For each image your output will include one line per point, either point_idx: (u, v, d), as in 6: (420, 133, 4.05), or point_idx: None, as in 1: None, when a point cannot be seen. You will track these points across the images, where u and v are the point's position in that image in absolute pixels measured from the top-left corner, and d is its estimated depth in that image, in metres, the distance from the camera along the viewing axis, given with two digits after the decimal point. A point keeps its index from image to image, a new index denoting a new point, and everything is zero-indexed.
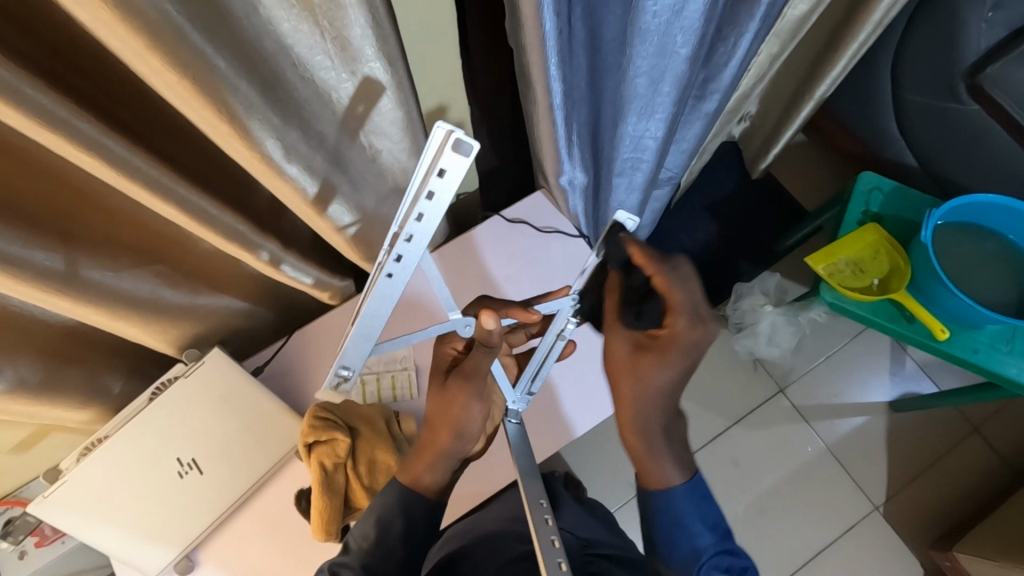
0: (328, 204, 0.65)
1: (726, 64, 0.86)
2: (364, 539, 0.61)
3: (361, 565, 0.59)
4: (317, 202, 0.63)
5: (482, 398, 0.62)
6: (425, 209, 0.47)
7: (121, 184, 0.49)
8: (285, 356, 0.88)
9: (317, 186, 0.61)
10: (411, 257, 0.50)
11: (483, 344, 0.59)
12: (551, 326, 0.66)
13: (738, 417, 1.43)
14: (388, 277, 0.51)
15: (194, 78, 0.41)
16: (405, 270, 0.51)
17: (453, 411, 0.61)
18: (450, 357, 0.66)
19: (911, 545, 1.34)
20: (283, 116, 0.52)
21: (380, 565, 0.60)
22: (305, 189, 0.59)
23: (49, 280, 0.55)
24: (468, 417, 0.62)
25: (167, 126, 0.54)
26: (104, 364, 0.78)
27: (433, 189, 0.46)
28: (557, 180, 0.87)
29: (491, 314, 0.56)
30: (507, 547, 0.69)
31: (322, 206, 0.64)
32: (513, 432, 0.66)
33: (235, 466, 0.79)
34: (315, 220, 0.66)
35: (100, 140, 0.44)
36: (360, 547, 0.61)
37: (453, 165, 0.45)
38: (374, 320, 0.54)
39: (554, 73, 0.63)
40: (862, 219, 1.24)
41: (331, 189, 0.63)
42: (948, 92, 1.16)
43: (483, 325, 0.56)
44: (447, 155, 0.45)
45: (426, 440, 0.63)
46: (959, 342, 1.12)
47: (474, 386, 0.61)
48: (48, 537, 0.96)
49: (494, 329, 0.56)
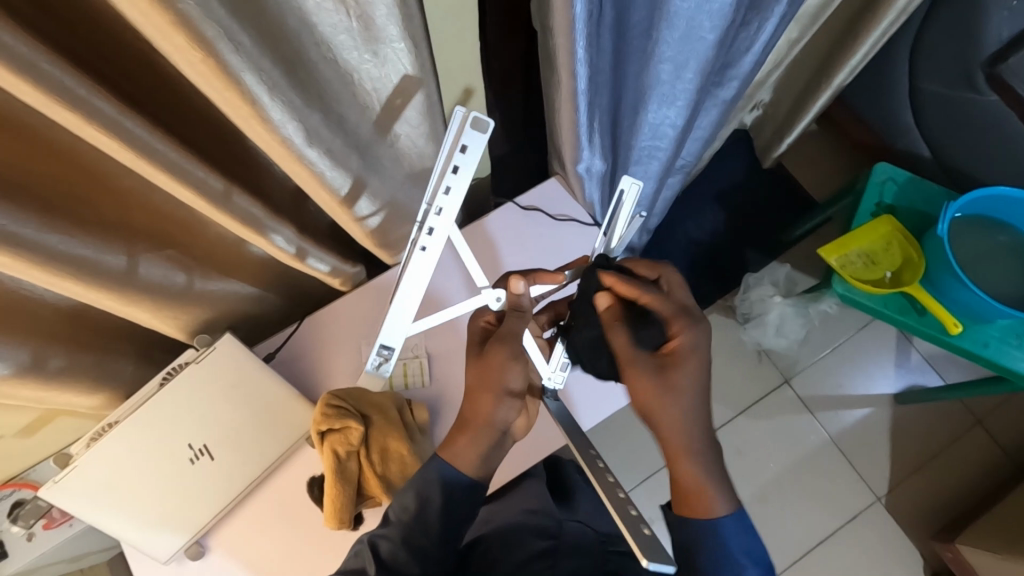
0: (356, 200, 0.65)
1: (748, 49, 0.85)
2: (402, 512, 0.61)
3: (402, 537, 0.60)
4: (346, 199, 0.64)
5: (520, 359, 0.61)
6: (449, 182, 0.56)
7: (138, 167, 0.47)
8: (295, 343, 0.87)
9: (350, 185, 0.62)
10: (442, 230, 0.58)
11: (516, 309, 0.65)
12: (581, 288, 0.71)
13: (743, 406, 1.43)
14: (423, 249, 0.58)
15: (216, 59, 0.40)
16: (437, 242, 0.58)
17: (494, 373, 0.60)
18: (482, 327, 0.66)
19: (915, 537, 1.34)
20: (305, 99, 0.50)
21: (418, 539, 0.60)
22: (337, 187, 0.61)
23: (61, 263, 0.53)
24: (507, 379, 0.60)
25: (183, 107, 0.52)
26: (115, 347, 0.77)
27: (458, 164, 0.55)
28: (575, 168, 0.83)
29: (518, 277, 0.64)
30: (528, 542, 0.69)
31: (349, 203, 0.65)
32: (555, 407, 0.68)
33: (245, 454, 0.79)
34: (340, 214, 0.66)
35: (117, 120, 0.42)
36: (398, 520, 0.61)
37: (468, 142, 0.55)
38: (411, 292, 0.60)
39: (580, 57, 0.61)
40: (876, 210, 1.23)
41: (362, 186, 0.64)
42: (966, 81, 1.14)
43: (513, 290, 0.65)
44: (462, 133, 0.54)
45: (467, 410, 0.62)
46: (970, 336, 1.12)
47: (512, 347, 0.61)
48: (56, 519, 0.95)
49: (523, 292, 0.65)
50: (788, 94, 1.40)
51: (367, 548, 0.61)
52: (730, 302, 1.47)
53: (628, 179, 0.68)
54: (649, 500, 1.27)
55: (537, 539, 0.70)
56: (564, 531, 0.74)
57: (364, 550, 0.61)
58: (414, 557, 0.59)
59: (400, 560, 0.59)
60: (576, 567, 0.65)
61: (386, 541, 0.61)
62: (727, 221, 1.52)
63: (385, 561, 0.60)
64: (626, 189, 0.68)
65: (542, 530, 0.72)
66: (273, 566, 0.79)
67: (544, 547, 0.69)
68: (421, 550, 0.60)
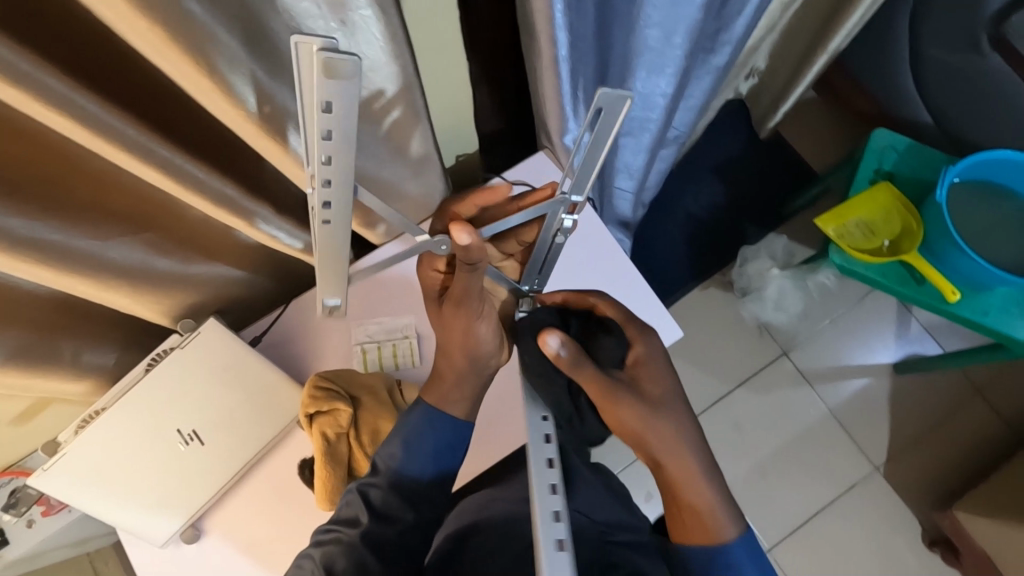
0: (287, 138, 0.53)
1: (740, 13, 0.84)
2: (390, 459, 0.64)
3: (389, 483, 0.64)
4: (277, 135, 0.52)
5: (484, 316, 0.63)
6: (330, 151, 0.38)
7: (96, 146, 0.45)
8: (283, 326, 0.86)
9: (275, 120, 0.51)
10: (342, 202, 0.43)
11: (466, 262, 0.57)
12: (546, 226, 0.60)
13: (741, 379, 1.43)
14: (327, 224, 0.46)
15: (168, 29, 0.37)
16: (341, 214, 0.45)
17: (462, 330, 0.63)
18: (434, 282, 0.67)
19: (914, 506, 1.35)
20: (271, 72, 0.47)
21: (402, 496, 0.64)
22: (279, 137, 0.53)
23: (27, 249, 0.52)
24: (478, 337, 0.64)
25: (142, 83, 0.50)
26: (96, 335, 0.76)
27: (330, 129, 0.36)
28: (562, 141, 0.79)
29: (463, 228, 0.53)
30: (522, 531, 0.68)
31: (284, 143, 0.54)
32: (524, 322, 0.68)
33: (236, 438, 0.78)
34: (276, 155, 0.55)
35: (69, 96, 0.40)
36: (388, 466, 0.64)
37: (335, 94, 0.34)
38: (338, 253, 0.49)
39: (561, 23, 0.59)
40: (874, 178, 1.20)
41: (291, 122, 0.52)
42: (969, 43, 1.11)
43: (458, 243, 0.54)
44: (320, 87, 0.33)
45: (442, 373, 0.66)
46: (970, 304, 1.10)
47: (471, 308, 0.62)
48: (54, 506, 0.95)
49: (470, 246, 0.54)
50: (787, 60, 1.36)
51: (357, 497, 0.64)
52: (727, 276, 1.46)
53: (610, 90, 0.42)
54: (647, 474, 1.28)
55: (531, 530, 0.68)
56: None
57: (355, 498, 0.64)
58: (406, 503, 0.64)
59: (392, 506, 0.63)
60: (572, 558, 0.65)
61: (375, 489, 0.64)
62: (724, 193, 1.49)
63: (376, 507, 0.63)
64: (608, 106, 0.43)
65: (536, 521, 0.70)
66: (269, 547, 0.79)
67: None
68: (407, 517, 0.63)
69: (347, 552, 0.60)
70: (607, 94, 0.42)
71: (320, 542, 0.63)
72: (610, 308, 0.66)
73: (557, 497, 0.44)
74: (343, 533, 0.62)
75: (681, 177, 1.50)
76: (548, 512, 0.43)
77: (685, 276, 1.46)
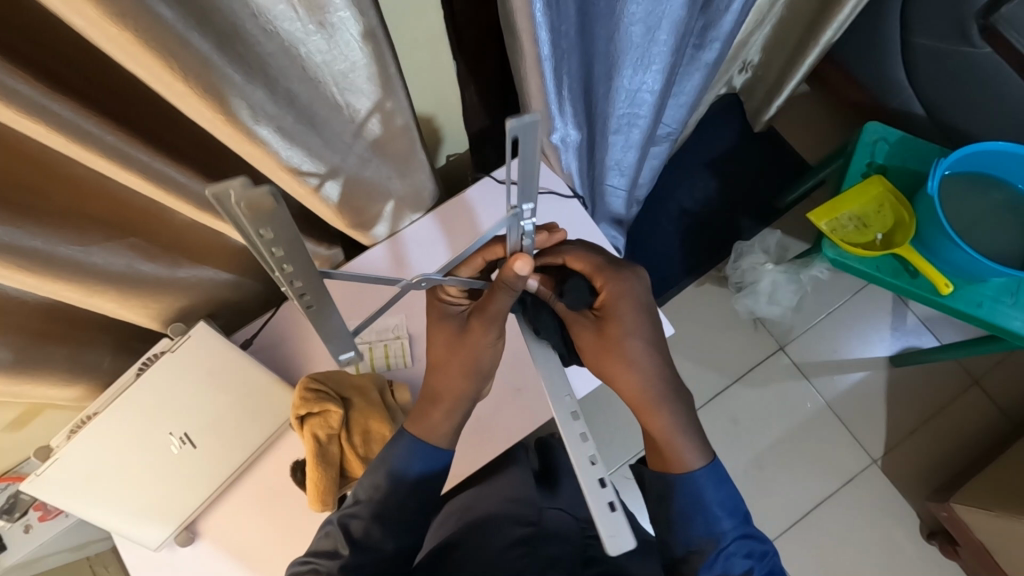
0: (269, 141, 0.53)
1: (727, 9, 0.84)
2: (373, 490, 0.64)
3: (371, 513, 0.63)
4: (261, 139, 0.53)
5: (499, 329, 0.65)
6: (285, 259, 0.41)
7: (75, 153, 0.45)
8: (274, 328, 0.86)
9: (255, 122, 0.51)
10: (315, 293, 0.46)
11: (509, 286, 0.58)
12: (507, 238, 0.53)
13: (737, 374, 1.43)
14: (308, 309, 0.48)
15: (140, 34, 0.37)
16: (323, 302, 0.48)
17: (471, 353, 0.65)
18: (450, 307, 0.67)
19: (911, 498, 1.35)
20: (251, 75, 0.47)
21: (392, 501, 0.64)
22: (261, 139, 0.53)
23: (12, 256, 0.52)
24: (483, 353, 0.65)
25: (123, 89, 0.50)
26: (86, 341, 0.76)
27: (278, 246, 0.39)
28: (550, 139, 0.81)
29: (523, 258, 0.54)
30: (507, 528, 0.70)
31: (268, 146, 0.54)
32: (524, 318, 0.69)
33: (228, 440, 0.79)
34: (260, 158, 0.55)
35: (43, 104, 0.40)
36: (369, 498, 0.64)
37: (270, 223, 0.36)
38: (339, 327, 0.54)
39: (542, 21, 0.58)
40: (866, 171, 1.20)
41: (274, 125, 0.52)
42: (961, 34, 1.11)
43: (518, 272, 0.55)
44: (250, 224, 0.35)
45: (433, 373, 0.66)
46: (963, 295, 1.10)
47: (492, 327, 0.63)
48: (52, 511, 0.95)
49: (528, 274, 0.55)
50: (779, 53, 1.36)
51: (338, 529, 0.63)
52: (721, 271, 1.46)
53: (512, 119, 0.34)
54: None
55: (517, 526, 0.71)
56: (544, 519, 0.75)
57: (335, 530, 0.63)
58: (388, 531, 0.63)
59: (375, 537, 0.63)
60: (560, 554, 0.67)
61: (357, 520, 0.64)
62: (718, 188, 1.50)
63: (356, 539, 0.63)
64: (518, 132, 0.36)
65: (522, 517, 0.73)
66: (263, 548, 0.79)
67: (524, 534, 0.69)
68: (398, 518, 0.64)
69: None
70: (516, 125, 0.35)
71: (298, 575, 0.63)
72: (576, 263, 0.65)
73: (598, 468, 0.56)
74: (323, 565, 0.62)
75: (674, 174, 1.50)
76: (592, 481, 0.55)
77: (679, 272, 1.46)
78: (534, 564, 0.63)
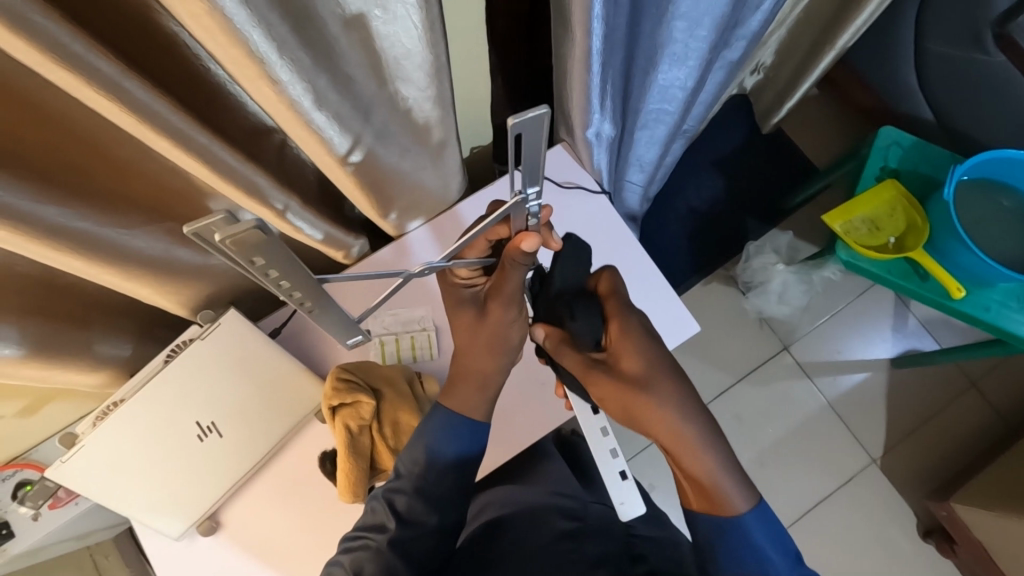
0: (322, 127, 0.53)
1: (757, 8, 0.85)
2: (413, 464, 0.65)
3: (414, 489, 0.65)
4: (314, 124, 0.52)
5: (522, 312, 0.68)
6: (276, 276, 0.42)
7: (134, 131, 0.44)
8: (299, 318, 0.85)
9: (314, 107, 0.50)
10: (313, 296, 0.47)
11: (517, 263, 0.61)
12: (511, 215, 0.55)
13: (742, 373, 1.44)
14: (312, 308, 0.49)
15: (221, 14, 0.36)
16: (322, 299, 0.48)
17: (494, 332, 0.67)
18: (464, 289, 0.69)
19: (909, 497, 1.37)
20: (315, 58, 0.46)
21: (432, 486, 0.65)
22: (314, 123, 0.52)
23: (56, 236, 0.51)
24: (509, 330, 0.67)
25: (180, 70, 0.48)
26: (112, 326, 0.75)
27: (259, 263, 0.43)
28: (583, 133, 0.80)
29: (530, 236, 0.57)
30: (552, 520, 0.76)
31: (320, 131, 0.53)
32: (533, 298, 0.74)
33: (255, 430, 0.78)
34: (309, 142, 0.54)
35: (116, 81, 0.39)
36: (410, 472, 0.65)
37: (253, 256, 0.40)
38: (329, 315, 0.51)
39: (597, 14, 0.58)
40: (880, 175, 1.22)
41: (329, 110, 0.52)
42: (975, 42, 1.13)
43: (526, 249, 0.58)
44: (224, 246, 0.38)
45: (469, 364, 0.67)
46: (972, 299, 1.12)
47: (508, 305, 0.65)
48: (62, 499, 0.93)
49: (534, 250, 0.58)
50: (793, 55, 1.37)
51: (383, 504, 0.66)
52: (730, 270, 1.47)
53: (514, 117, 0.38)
54: (650, 465, 1.30)
55: (563, 518, 0.76)
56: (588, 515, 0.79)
57: (381, 504, 0.66)
58: (430, 506, 0.65)
59: (418, 512, 0.65)
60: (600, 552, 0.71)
61: (401, 496, 0.66)
62: (728, 188, 1.51)
63: (401, 513, 0.65)
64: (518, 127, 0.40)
65: (566, 511, 0.79)
66: (287, 539, 0.79)
67: (568, 528, 0.75)
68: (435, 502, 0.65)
69: (375, 558, 0.63)
70: (523, 119, 0.39)
71: (350, 549, 0.66)
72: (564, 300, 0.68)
73: (619, 461, 0.65)
74: (373, 540, 0.65)
75: (686, 172, 1.51)
76: (615, 473, 0.65)
77: (689, 270, 1.47)
78: (581, 562, 0.68)
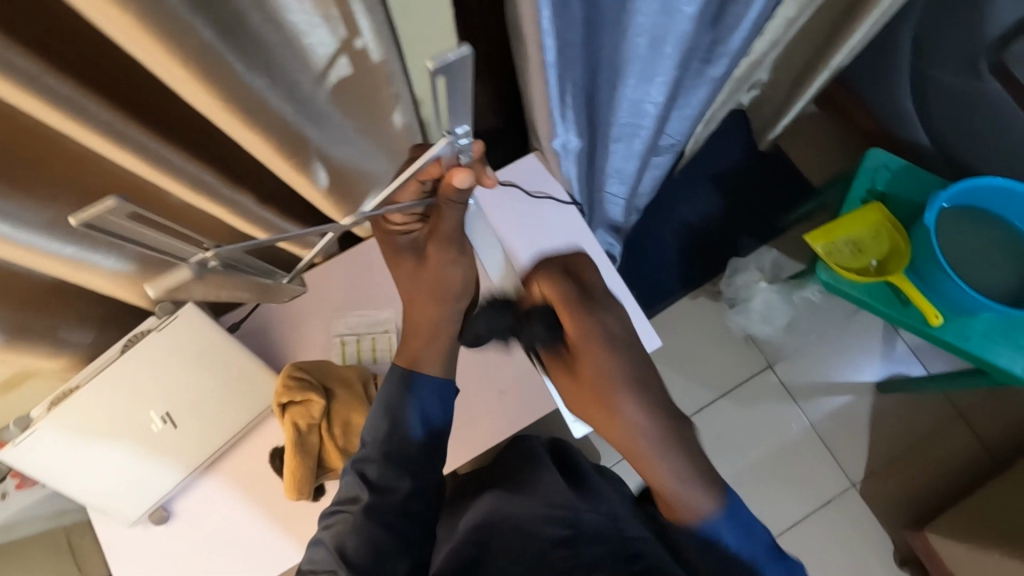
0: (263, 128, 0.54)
1: (738, 26, 0.83)
2: (376, 431, 0.67)
3: (381, 455, 0.67)
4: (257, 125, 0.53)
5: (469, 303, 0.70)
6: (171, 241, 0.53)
7: (69, 128, 0.45)
8: (261, 314, 0.86)
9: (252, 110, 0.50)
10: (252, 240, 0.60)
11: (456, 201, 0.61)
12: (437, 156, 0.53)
13: (721, 389, 1.43)
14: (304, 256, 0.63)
15: (141, 18, 0.37)
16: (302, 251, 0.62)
17: (434, 275, 0.69)
18: (400, 236, 0.70)
19: (887, 525, 1.35)
20: (251, 66, 0.47)
21: (397, 450, 0.67)
22: (257, 123, 0.52)
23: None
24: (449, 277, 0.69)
25: (123, 73, 0.49)
26: (74, 315, 0.76)
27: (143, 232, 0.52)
28: (551, 144, 0.83)
29: (466, 172, 0.55)
30: (542, 530, 0.76)
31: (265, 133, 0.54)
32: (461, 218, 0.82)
33: (208, 424, 0.78)
34: (254, 143, 0.55)
35: (40, 79, 0.40)
36: (374, 439, 0.67)
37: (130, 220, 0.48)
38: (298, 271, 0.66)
39: (548, 28, 0.58)
40: (866, 197, 1.21)
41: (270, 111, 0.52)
42: (970, 69, 1.11)
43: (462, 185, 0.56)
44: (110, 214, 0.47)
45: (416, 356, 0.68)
46: (953, 328, 1.10)
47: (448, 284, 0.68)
48: (28, 480, 0.95)
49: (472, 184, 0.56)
50: (789, 73, 1.36)
51: (355, 475, 0.67)
52: (717, 286, 1.46)
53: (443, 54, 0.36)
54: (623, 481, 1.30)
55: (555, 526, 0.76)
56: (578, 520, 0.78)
57: (354, 476, 0.67)
58: (401, 471, 0.66)
59: (388, 477, 0.66)
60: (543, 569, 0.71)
61: (370, 465, 0.67)
62: (719, 202, 1.50)
63: (372, 481, 0.67)
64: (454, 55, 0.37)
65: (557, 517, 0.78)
66: (237, 531, 0.80)
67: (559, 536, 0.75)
68: (408, 464, 0.66)
69: (355, 530, 0.64)
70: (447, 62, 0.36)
71: (329, 524, 0.68)
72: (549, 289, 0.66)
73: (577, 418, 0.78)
74: (349, 511, 0.66)
75: (676, 187, 1.51)
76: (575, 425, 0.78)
77: (673, 284, 1.47)
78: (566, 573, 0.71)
